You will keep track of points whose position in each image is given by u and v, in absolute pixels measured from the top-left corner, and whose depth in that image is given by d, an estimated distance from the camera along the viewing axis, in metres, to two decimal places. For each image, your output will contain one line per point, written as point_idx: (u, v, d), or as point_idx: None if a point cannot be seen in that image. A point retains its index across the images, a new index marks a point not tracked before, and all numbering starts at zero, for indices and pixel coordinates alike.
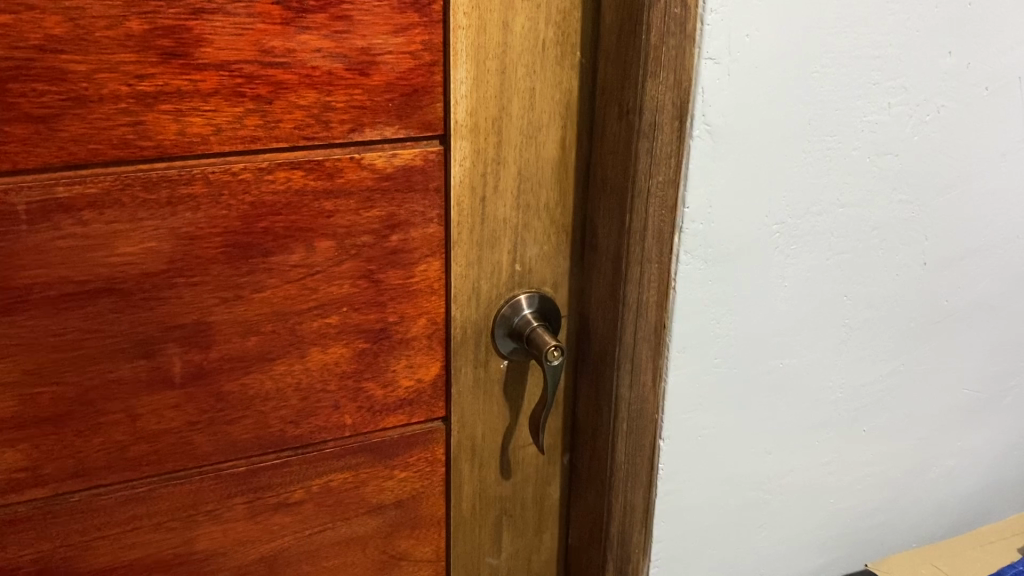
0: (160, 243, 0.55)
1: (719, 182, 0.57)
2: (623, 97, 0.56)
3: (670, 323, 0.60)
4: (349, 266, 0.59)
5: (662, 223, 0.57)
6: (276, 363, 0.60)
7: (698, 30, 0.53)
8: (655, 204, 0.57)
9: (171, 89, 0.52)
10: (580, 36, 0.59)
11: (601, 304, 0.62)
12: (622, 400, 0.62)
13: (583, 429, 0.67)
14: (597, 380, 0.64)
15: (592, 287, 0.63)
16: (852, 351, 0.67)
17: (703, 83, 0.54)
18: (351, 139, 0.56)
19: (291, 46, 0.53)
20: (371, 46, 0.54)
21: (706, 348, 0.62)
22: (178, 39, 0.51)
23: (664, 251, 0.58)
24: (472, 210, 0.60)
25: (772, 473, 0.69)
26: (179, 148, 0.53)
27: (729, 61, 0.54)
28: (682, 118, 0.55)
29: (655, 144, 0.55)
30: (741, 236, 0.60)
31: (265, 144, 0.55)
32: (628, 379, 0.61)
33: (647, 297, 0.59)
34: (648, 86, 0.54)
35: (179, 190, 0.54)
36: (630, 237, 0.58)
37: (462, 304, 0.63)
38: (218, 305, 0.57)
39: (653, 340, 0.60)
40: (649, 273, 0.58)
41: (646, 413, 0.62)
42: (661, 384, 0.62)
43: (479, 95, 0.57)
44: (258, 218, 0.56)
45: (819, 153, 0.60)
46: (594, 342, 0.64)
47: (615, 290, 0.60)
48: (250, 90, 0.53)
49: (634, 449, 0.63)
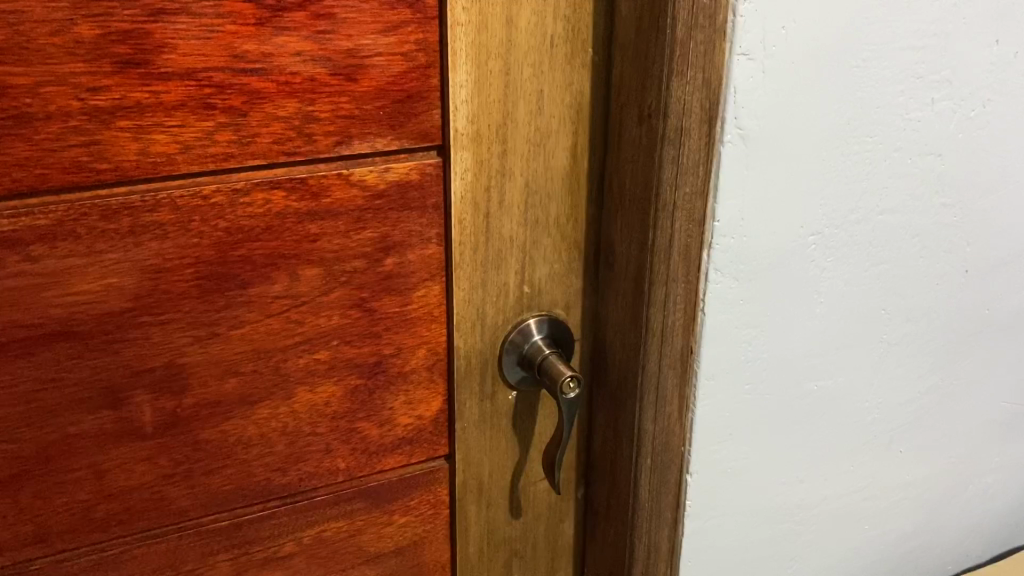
0: (123, 279, 0.48)
1: (751, 191, 0.51)
2: (643, 99, 0.50)
3: (699, 349, 0.54)
4: (339, 294, 0.53)
5: (689, 239, 0.51)
6: (259, 406, 0.53)
7: (728, 23, 0.47)
8: (681, 218, 0.51)
9: (130, 103, 0.45)
10: (592, 31, 0.52)
11: (619, 329, 0.56)
12: (646, 434, 0.56)
13: (599, 463, 0.61)
14: (615, 411, 0.58)
15: (609, 308, 0.57)
16: (889, 368, 0.62)
17: (734, 82, 0.48)
18: (337, 153, 0.50)
19: (267, 50, 0.46)
20: (358, 47, 0.48)
21: (737, 374, 0.56)
22: (135, 45, 0.44)
23: (691, 270, 0.52)
24: (475, 228, 0.54)
25: (805, 502, 0.63)
26: (141, 169, 0.46)
27: (763, 57, 0.48)
28: (711, 121, 0.49)
29: (681, 152, 0.49)
30: (775, 250, 0.54)
31: (240, 162, 0.48)
32: (652, 411, 0.55)
33: (672, 321, 0.53)
34: (673, 86, 0.48)
35: (143, 217, 0.47)
36: (654, 255, 0.52)
37: (465, 331, 0.56)
38: (192, 345, 0.51)
39: (680, 368, 0.54)
40: (675, 294, 0.52)
41: (671, 446, 0.56)
42: (688, 415, 0.56)
43: (481, 100, 0.51)
44: (234, 246, 0.49)
45: (858, 156, 0.54)
46: (612, 370, 0.58)
47: (636, 313, 0.54)
48: (221, 101, 0.46)
49: (659, 487, 0.57)
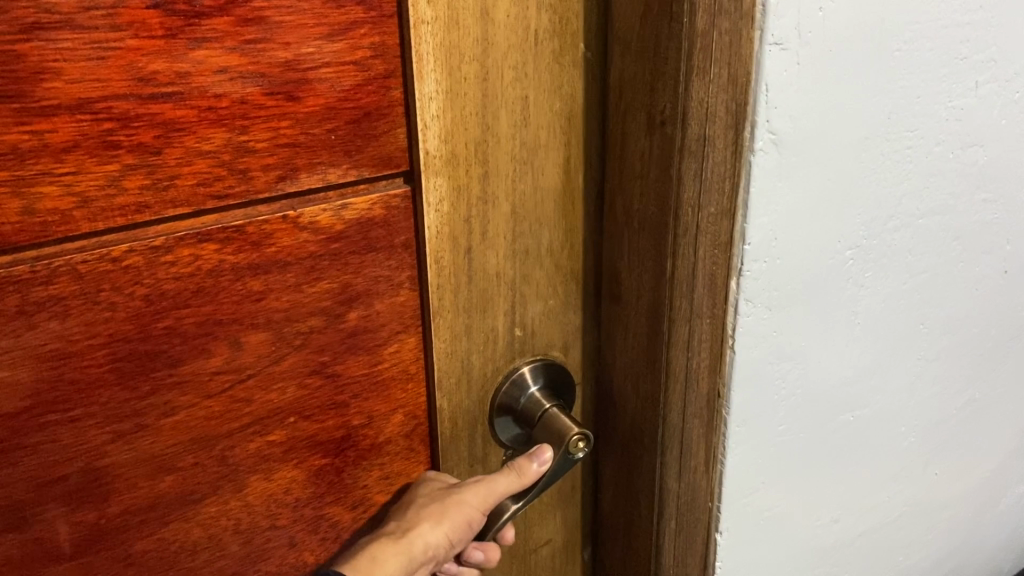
0: (16, 372, 0.37)
1: (786, 206, 0.42)
2: (653, 102, 0.41)
3: (727, 393, 0.45)
4: (293, 361, 0.43)
5: (715, 266, 0.42)
6: (204, 504, 0.43)
7: (758, 6, 0.37)
8: (706, 243, 0.41)
9: (4, 148, 0.34)
10: (582, 23, 0.44)
11: (632, 372, 0.48)
12: (669, 492, 0.47)
13: (610, 522, 0.53)
14: (628, 463, 0.50)
15: (612, 348, 0.49)
16: (925, 387, 0.55)
17: (768, 78, 0.38)
18: (281, 191, 0.40)
19: (182, 69, 0.36)
20: (299, 58, 0.38)
21: (771, 418, 0.48)
22: (5, 73, 0.33)
23: (718, 302, 0.43)
24: (455, 267, 0.44)
25: (840, 542, 0.57)
26: (28, 233, 0.36)
27: (798, 45, 0.38)
28: (739, 127, 0.39)
29: (705, 166, 0.40)
30: (812, 270, 0.45)
31: (156, 212, 0.38)
32: (675, 468, 0.47)
33: (698, 367, 0.44)
34: (694, 87, 0.39)
35: (35, 292, 0.37)
36: (673, 288, 0.43)
37: (449, 390, 0.47)
38: (114, 443, 0.40)
39: (706, 417, 0.46)
40: (700, 333, 0.43)
41: (697, 504, 0.48)
42: (716, 467, 0.47)
43: (454, 113, 0.41)
44: (157, 317, 0.39)
45: (899, 154, 0.46)
46: (623, 420, 0.49)
47: (652, 355, 0.46)
48: (127, 137, 0.36)
49: (685, 550, 0.49)
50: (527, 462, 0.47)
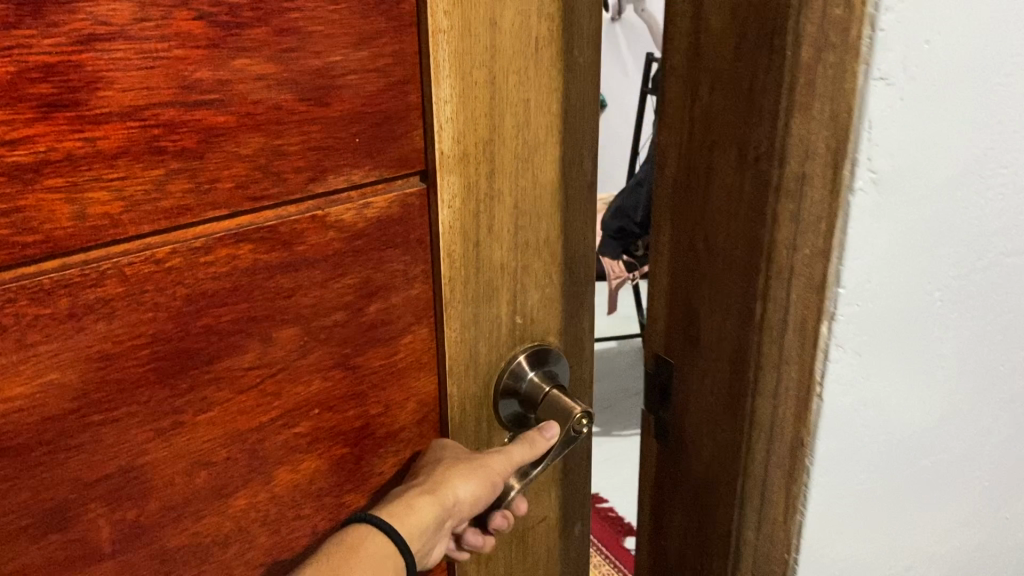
0: (64, 373, 0.38)
1: (883, 249, 0.45)
2: (746, 136, 0.45)
3: (813, 442, 0.48)
4: (319, 354, 0.45)
5: (807, 309, 0.45)
6: (235, 497, 0.45)
7: (864, 38, 0.39)
8: (799, 285, 0.45)
9: (59, 155, 0.35)
10: (576, 31, 0.47)
11: (708, 414, 0.53)
12: (748, 540, 0.53)
13: (682, 553, 0.59)
14: (704, 499, 0.55)
15: (685, 379, 0.54)
16: (1003, 425, 0.63)
17: (870, 113, 0.40)
18: (310, 192, 0.42)
19: (224, 76, 0.38)
20: (328, 66, 0.41)
21: (846, 459, 0.51)
22: (61, 83, 0.35)
23: (807, 346, 0.46)
24: (465, 260, 0.47)
25: (918, 558, 0.63)
26: (78, 238, 0.37)
27: (903, 79, 0.40)
28: (838, 166, 0.42)
29: (801, 207, 0.44)
30: (908, 309, 0.48)
31: (198, 215, 0.40)
32: (755, 520, 0.52)
33: (785, 404, 0.48)
34: (796, 125, 0.42)
35: (83, 295, 0.38)
36: (763, 332, 0.47)
37: (458, 377, 0.50)
38: (153, 441, 0.42)
39: (788, 468, 0.50)
40: (788, 379, 0.47)
41: (774, 557, 0.53)
42: (795, 520, 0.51)
43: (466, 115, 0.45)
44: (197, 316, 0.41)
45: (989, 190, 0.49)
46: (705, 451, 0.54)
47: (735, 399, 0.50)
48: (172, 143, 0.38)
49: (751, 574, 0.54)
50: (538, 435, 0.51)
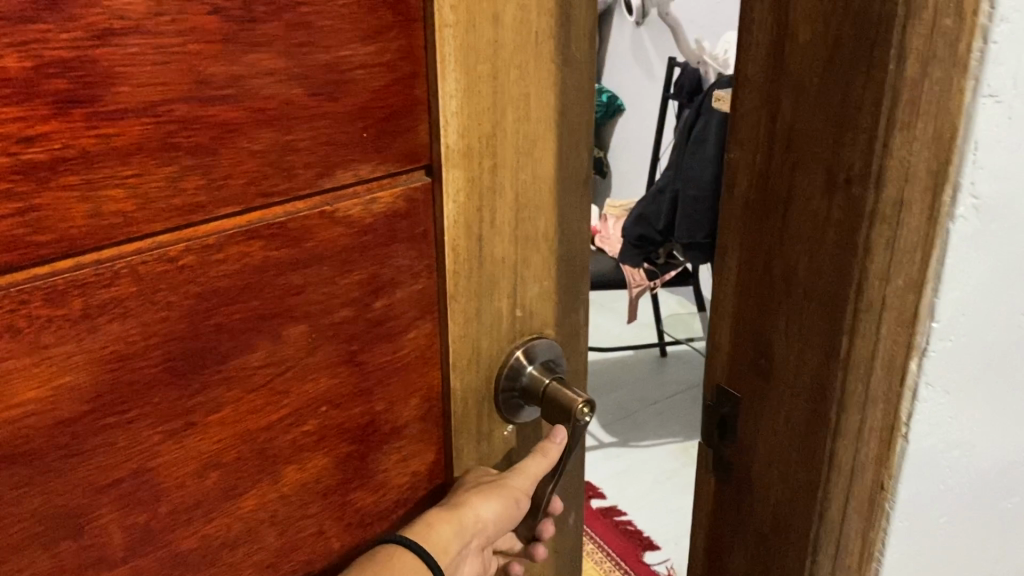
0: (78, 375, 0.37)
1: (982, 242, 0.62)
2: (840, 159, 0.59)
3: (904, 432, 0.67)
4: (327, 351, 0.45)
5: (897, 337, 0.62)
6: (245, 498, 0.45)
7: (975, 52, 0.55)
8: (891, 312, 0.61)
9: (74, 152, 0.35)
10: (573, 25, 0.48)
11: (793, 426, 0.69)
12: (855, 473, 0.67)
13: (769, 509, 0.74)
14: (800, 469, 0.69)
15: (776, 378, 0.69)
16: None
17: (978, 118, 0.57)
18: (319, 187, 0.42)
19: (238, 72, 0.38)
20: (338, 61, 0.41)
21: (951, 409, 0.69)
22: (77, 78, 0.34)
23: (895, 368, 0.64)
24: (468, 253, 0.48)
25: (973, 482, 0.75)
26: (92, 236, 0.36)
27: (1005, 95, 0.57)
28: (936, 177, 0.58)
29: (899, 232, 0.59)
30: (993, 291, 0.65)
31: (210, 211, 0.39)
32: (845, 475, 0.67)
33: (852, 388, 0.64)
34: (896, 147, 0.56)
35: (97, 295, 0.37)
36: (855, 338, 0.62)
37: (461, 370, 0.50)
38: (166, 442, 0.41)
39: (881, 433, 0.66)
40: (876, 371, 0.63)
41: (876, 506, 0.69)
42: (891, 488, 0.69)
43: (470, 109, 0.45)
44: (209, 314, 0.40)
45: None
46: (775, 438, 0.71)
47: (824, 389, 0.65)
48: (186, 140, 0.37)
49: (846, 500, 0.68)
50: (548, 443, 0.55)
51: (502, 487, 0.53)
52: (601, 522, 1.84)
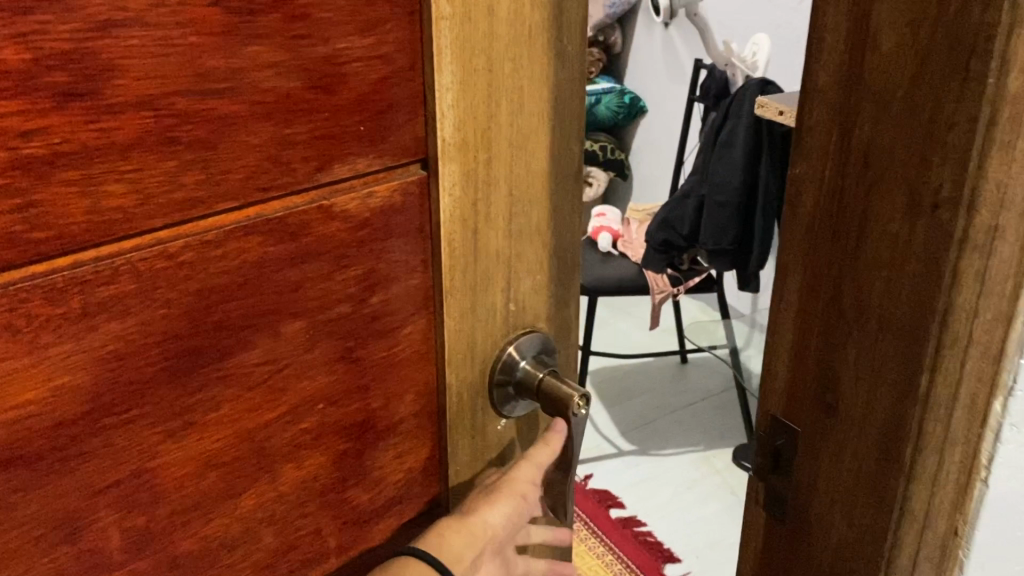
0: (77, 375, 0.37)
1: None
2: (930, 181, 0.55)
3: (984, 474, 0.59)
4: (325, 347, 0.45)
5: (982, 372, 0.56)
6: (243, 498, 0.44)
7: None
8: (977, 345, 0.55)
9: (73, 147, 0.34)
10: (564, 18, 0.48)
11: (862, 456, 0.64)
12: (919, 530, 0.62)
13: (833, 552, 0.70)
14: (880, 510, 0.64)
15: (845, 401, 0.65)
16: None
17: None
18: (317, 182, 0.42)
19: (237, 64, 0.37)
20: (335, 53, 0.40)
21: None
22: (77, 70, 0.33)
23: (976, 409, 0.57)
24: (464, 247, 0.48)
25: None
26: (92, 233, 0.35)
27: None
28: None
29: (989, 261, 0.53)
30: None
31: (209, 207, 0.38)
32: (914, 524, 0.62)
33: (933, 428, 0.59)
34: (986, 171, 0.51)
35: (96, 293, 0.36)
36: (931, 376, 0.57)
37: (456, 365, 0.50)
38: (165, 443, 0.40)
39: (959, 482, 0.60)
40: (950, 411, 0.58)
41: (946, 564, 0.63)
42: (964, 539, 0.62)
43: (466, 102, 0.45)
44: (208, 311, 0.40)
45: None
46: (843, 475, 0.66)
47: (897, 422, 0.60)
48: (186, 134, 0.37)
49: (916, 552, 0.63)
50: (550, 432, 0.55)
51: (498, 495, 0.52)
52: (620, 534, 1.81)
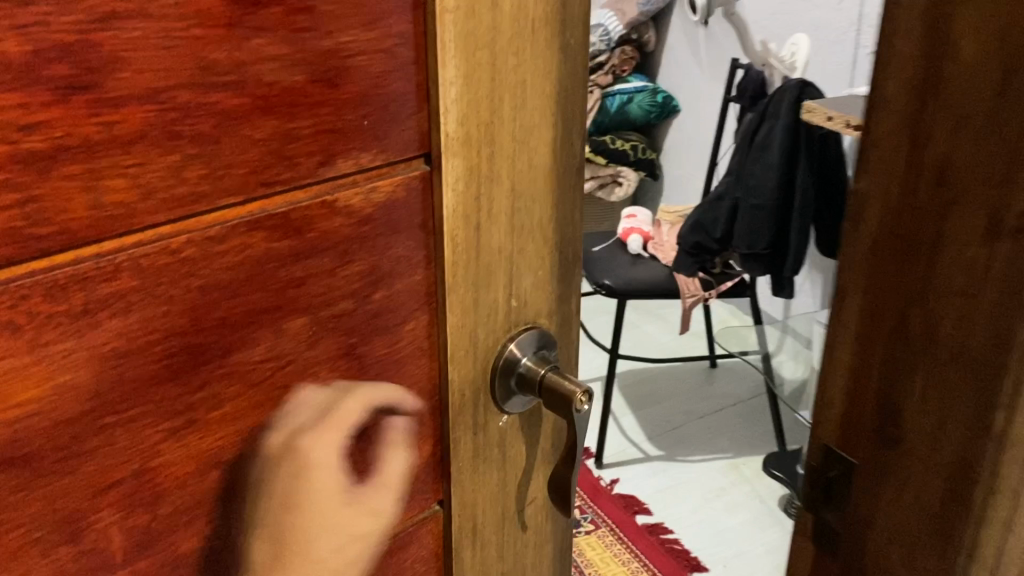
0: (78, 373, 0.36)
1: None
2: (1004, 195, 0.55)
3: None
4: (328, 344, 0.44)
5: None
6: (245, 496, 0.44)
7: None
8: None
9: (75, 140, 0.33)
10: (567, 12, 0.48)
11: (926, 471, 0.64)
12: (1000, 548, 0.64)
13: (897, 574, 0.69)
14: (945, 529, 0.64)
15: (909, 420, 0.65)
16: None
17: None
18: (320, 177, 0.41)
19: (241, 58, 0.37)
20: (339, 46, 0.40)
21: None
22: (79, 63, 0.32)
23: None
24: (467, 243, 0.47)
25: None
26: (94, 229, 0.35)
27: None
28: None
29: None
30: None
31: (212, 202, 0.38)
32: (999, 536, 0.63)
33: (1007, 471, 0.60)
34: None
35: (98, 289, 0.36)
36: (999, 389, 0.58)
37: (459, 361, 0.50)
38: (168, 441, 0.40)
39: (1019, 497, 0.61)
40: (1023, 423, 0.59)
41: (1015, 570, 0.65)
42: None
43: (469, 97, 0.44)
44: (211, 308, 0.39)
45: None
46: (909, 508, 0.66)
47: (970, 441, 0.61)
48: (188, 128, 0.36)
49: (997, 559, 0.64)
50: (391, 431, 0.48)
51: (291, 562, 0.45)
52: (646, 540, 1.75)
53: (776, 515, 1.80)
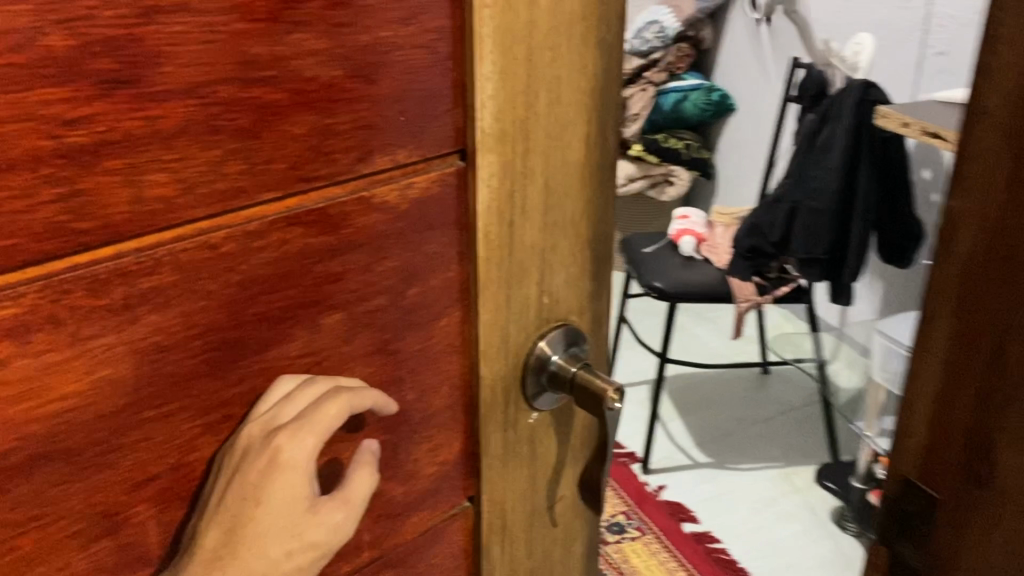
0: (118, 368, 0.36)
1: None
2: None
3: None
4: (363, 340, 0.44)
5: None
6: None
7: None
8: None
9: (118, 135, 0.33)
10: (603, 8, 0.47)
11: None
12: None
13: None
14: None
15: (1009, 435, 0.57)
16: None
17: None
18: (357, 173, 0.41)
19: (282, 52, 0.36)
20: (379, 41, 0.39)
21: None
22: (122, 57, 0.32)
23: None
24: (500, 239, 0.47)
25: None
26: (136, 223, 0.35)
27: None
28: None
29: None
30: None
31: (251, 197, 0.38)
32: None
33: None
34: None
35: (138, 284, 0.36)
36: None
37: (490, 357, 0.50)
38: (204, 435, 0.40)
39: None
40: None
41: None
42: None
43: (505, 92, 0.44)
44: (249, 303, 0.39)
45: None
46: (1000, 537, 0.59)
47: None
48: (229, 123, 0.36)
49: None
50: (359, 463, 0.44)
51: (236, 562, 0.39)
52: (692, 548, 1.58)
53: (828, 526, 1.61)
